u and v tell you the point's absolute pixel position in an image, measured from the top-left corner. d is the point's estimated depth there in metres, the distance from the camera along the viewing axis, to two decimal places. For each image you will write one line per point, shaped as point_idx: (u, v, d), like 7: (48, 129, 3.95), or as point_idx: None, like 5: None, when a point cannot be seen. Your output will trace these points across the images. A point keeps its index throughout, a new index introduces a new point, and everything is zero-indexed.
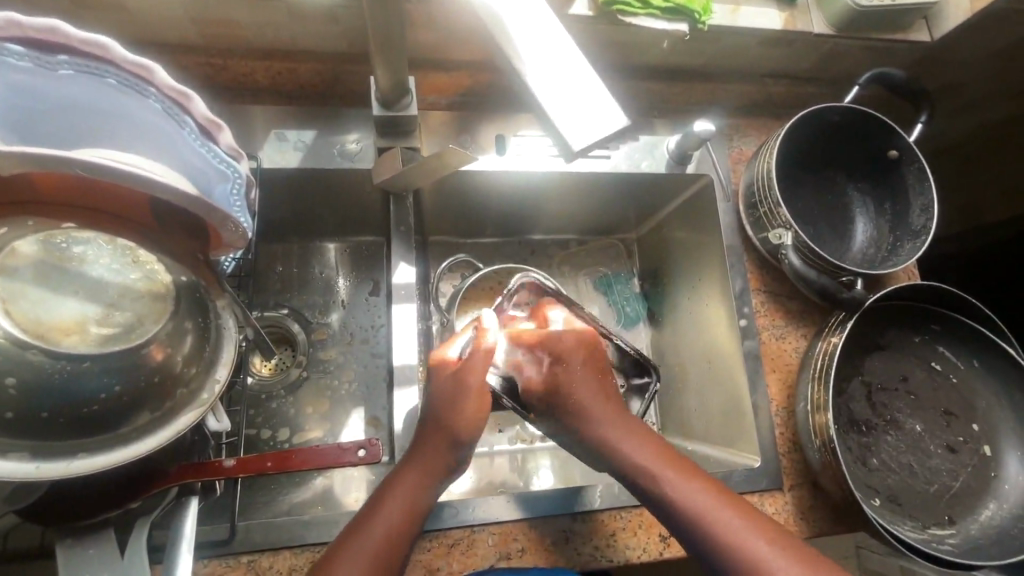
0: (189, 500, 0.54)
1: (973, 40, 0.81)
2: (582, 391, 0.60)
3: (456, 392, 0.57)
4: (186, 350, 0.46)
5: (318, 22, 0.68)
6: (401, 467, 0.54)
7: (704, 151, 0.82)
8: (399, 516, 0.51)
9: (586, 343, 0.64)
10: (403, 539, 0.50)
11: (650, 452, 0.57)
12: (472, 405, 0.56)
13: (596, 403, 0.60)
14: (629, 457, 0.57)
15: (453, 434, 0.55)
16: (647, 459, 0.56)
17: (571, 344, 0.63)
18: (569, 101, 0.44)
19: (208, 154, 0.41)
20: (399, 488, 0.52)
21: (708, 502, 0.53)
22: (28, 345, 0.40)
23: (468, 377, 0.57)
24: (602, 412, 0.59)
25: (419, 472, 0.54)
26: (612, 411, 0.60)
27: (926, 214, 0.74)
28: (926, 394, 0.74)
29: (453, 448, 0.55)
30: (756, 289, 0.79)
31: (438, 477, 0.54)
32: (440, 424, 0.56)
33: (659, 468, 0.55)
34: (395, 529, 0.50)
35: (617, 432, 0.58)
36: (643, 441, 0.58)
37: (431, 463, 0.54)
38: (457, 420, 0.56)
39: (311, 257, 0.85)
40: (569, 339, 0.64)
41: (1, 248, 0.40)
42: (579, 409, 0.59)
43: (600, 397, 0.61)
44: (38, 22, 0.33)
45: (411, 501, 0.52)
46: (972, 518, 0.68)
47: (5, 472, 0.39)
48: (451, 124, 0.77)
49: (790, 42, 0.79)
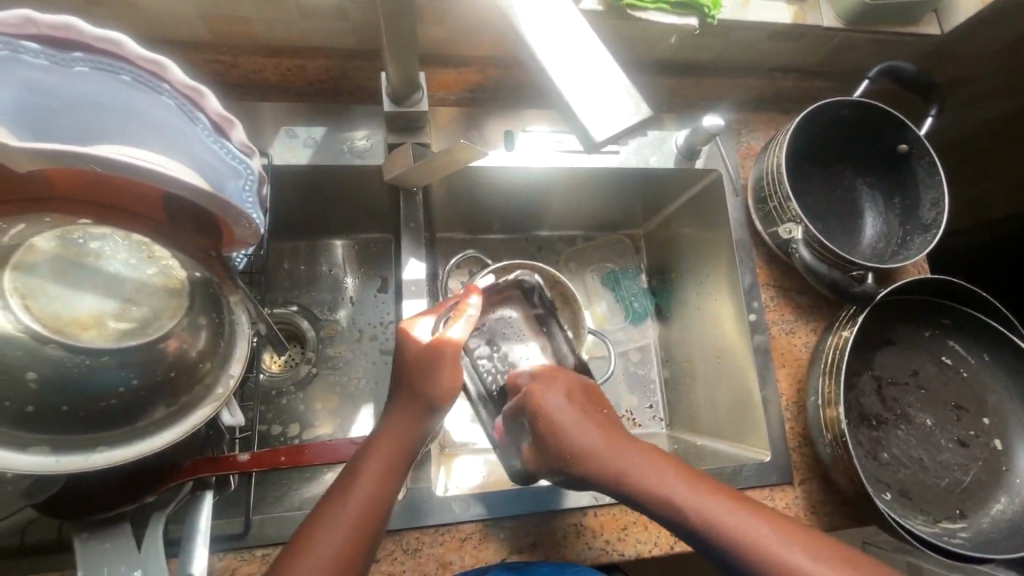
0: (204, 494, 0.54)
1: (984, 34, 0.81)
2: (565, 443, 0.55)
3: (429, 361, 0.56)
4: (201, 345, 0.46)
5: (327, 17, 0.68)
6: (372, 442, 0.53)
7: (712, 146, 0.82)
8: (368, 500, 0.50)
9: (560, 389, 0.59)
10: (374, 526, 0.50)
11: (647, 465, 0.53)
12: (447, 373, 0.56)
13: (584, 435, 0.55)
14: (633, 476, 0.53)
15: (428, 402, 0.55)
16: (644, 474, 0.53)
17: (540, 393, 0.58)
18: (592, 92, 0.45)
19: (220, 151, 0.42)
20: (368, 469, 0.51)
21: (724, 515, 0.50)
22: (46, 339, 0.40)
23: (443, 348, 0.56)
24: (595, 449, 0.54)
25: (384, 456, 0.53)
26: (601, 436, 0.55)
27: (937, 208, 0.74)
28: (937, 388, 0.74)
29: (425, 418, 0.55)
30: (765, 283, 0.79)
31: (409, 453, 0.54)
32: (413, 393, 0.55)
33: (664, 481, 0.52)
34: (362, 516, 0.49)
35: (615, 457, 0.54)
36: (642, 456, 0.54)
37: (404, 437, 0.54)
38: (432, 388, 0.55)
39: (319, 254, 0.86)
40: (531, 393, 0.58)
41: (20, 245, 0.41)
42: (568, 452, 0.55)
43: (592, 436, 0.55)
44: (52, 19, 0.33)
45: (377, 489, 0.51)
46: (984, 512, 0.68)
47: (27, 466, 0.40)
48: (461, 120, 0.77)
49: (800, 36, 0.78)
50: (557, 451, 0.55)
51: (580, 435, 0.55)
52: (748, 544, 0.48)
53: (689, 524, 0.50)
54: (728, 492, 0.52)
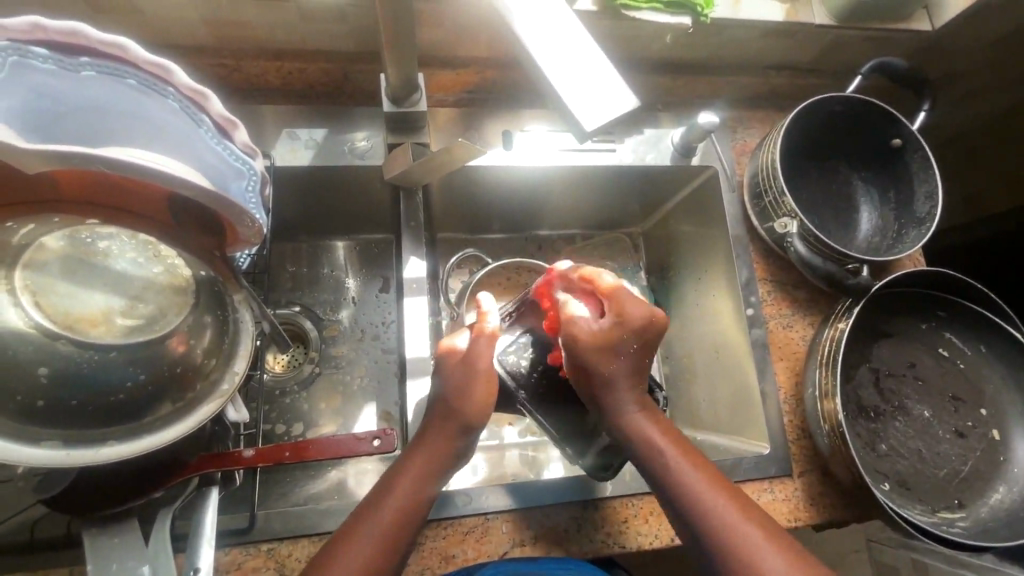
0: (210, 490, 0.55)
1: (975, 29, 0.82)
2: (613, 358, 0.58)
3: (467, 378, 0.57)
4: (206, 343, 0.47)
5: (327, 22, 0.69)
6: (406, 459, 0.55)
7: (708, 143, 0.83)
8: (397, 511, 0.52)
9: (651, 330, 0.60)
10: (404, 533, 0.52)
11: (659, 444, 0.57)
12: (482, 390, 0.57)
13: (623, 381, 0.59)
14: (640, 432, 0.58)
15: (461, 422, 0.56)
16: (654, 449, 0.57)
17: (639, 326, 0.59)
18: (583, 86, 0.46)
19: (224, 152, 0.43)
20: (402, 479, 0.54)
21: (706, 489, 0.54)
22: (57, 336, 0.42)
23: (475, 364, 0.57)
24: (625, 386, 0.59)
25: (422, 467, 0.55)
26: (632, 391, 0.59)
27: (931, 201, 0.75)
28: (934, 379, 0.74)
29: (460, 437, 0.56)
30: (762, 279, 0.79)
31: (439, 469, 0.56)
32: (450, 411, 0.56)
33: (662, 448, 0.57)
34: (390, 526, 0.51)
35: (631, 412, 0.58)
36: (655, 424, 0.59)
37: (435, 454, 0.56)
38: (463, 407, 0.56)
39: (321, 256, 0.87)
40: (637, 318, 0.59)
41: (30, 244, 0.42)
42: (606, 380, 0.58)
43: (635, 380, 0.59)
44: (60, 25, 0.35)
45: (413, 495, 0.53)
46: (982, 501, 0.68)
47: (38, 460, 0.41)
48: (460, 121, 0.78)
49: (793, 33, 0.79)
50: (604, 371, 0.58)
51: (622, 378, 0.59)
52: (730, 532, 0.52)
53: (682, 506, 0.54)
54: (711, 473, 0.56)
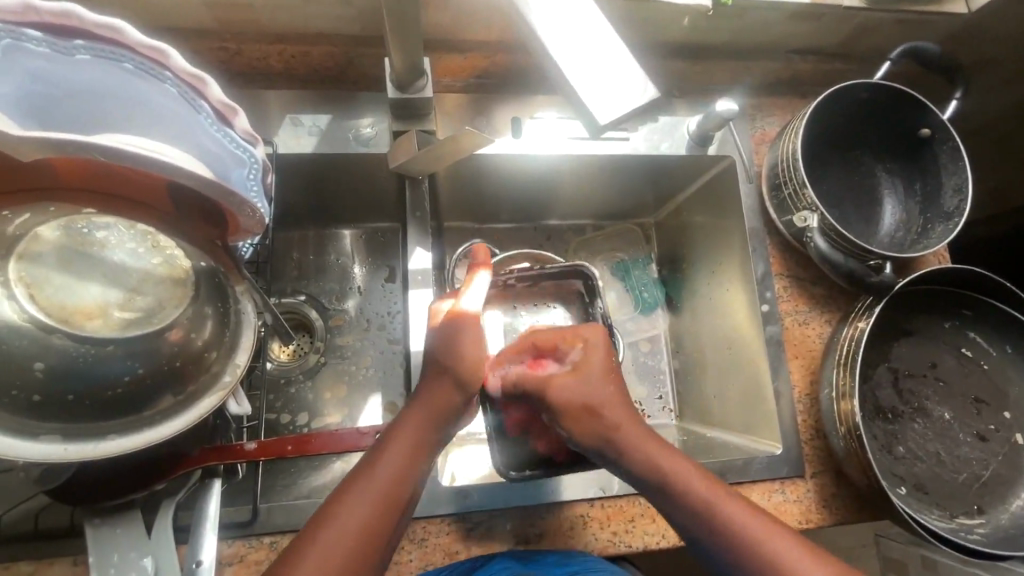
0: (211, 483, 0.55)
1: (1011, 12, 0.77)
2: (601, 386, 0.56)
3: (456, 344, 0.56)
4: (207, 335, 0.46)
5: (332, 3, 0.67)
6: (387, 439, 0.53)
7: (727, 131, 0.79)
8: (388, 488, 0.50)
9: (607, 345, 0.59)
10: (394, 515, 0.50)
11: (668, 463, 0.55)
12: (472, 356, 0.55)
13: (612, 410, 0.56)
14: (635, 448, 0.55)
15: (453, 390, 0.55)
16: (656, 465, 0.55)
17: (601, 353, 0.58)
18: (598, 81, 0.48)
19: (223, 139, 0.41)
20: (389, 459, 0.52)
21: (710, 492, 0.54)
22: (53, 329, 0.40)
23: (463, 328, 0.56)
24: (617, 412, 0.56)
25: (409, 445, 0.53)
26: (622, 415, 0.56)
27: (959, 195, 0.72)
28: (957, 380, 0.72)
29: (453, 405, 0.55)
30: (779, 273, 0.77)
31: (426, 447, 0.54)
32: (441, 380, 0.55)
33: (659, 457, 0.55)
34: (377, 505, 0.49)
35: (629, 438, 0.55)
36: (651, 443, 0.56)
37: (433, 418, 0.54)
38: (459, 368, 0.55)
39: (327, 244, 0.85)
40: (596, 351, 0.58)
41: (24, 235, 0.41)
42: (596, 416, 0.55)
43: (620, 406, 0.56)
44: (51, 6, 0.33)
45: (400, 475, 0.51)
46: (1002, 508, 0.66)
47: (40, 455, 0.40)
48: (467, 106, 0.76)
49: (818, 16, 0.76)
50: (591, 411, 0.55)
51: (610, 405, 0.56)
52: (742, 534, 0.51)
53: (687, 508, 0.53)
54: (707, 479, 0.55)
